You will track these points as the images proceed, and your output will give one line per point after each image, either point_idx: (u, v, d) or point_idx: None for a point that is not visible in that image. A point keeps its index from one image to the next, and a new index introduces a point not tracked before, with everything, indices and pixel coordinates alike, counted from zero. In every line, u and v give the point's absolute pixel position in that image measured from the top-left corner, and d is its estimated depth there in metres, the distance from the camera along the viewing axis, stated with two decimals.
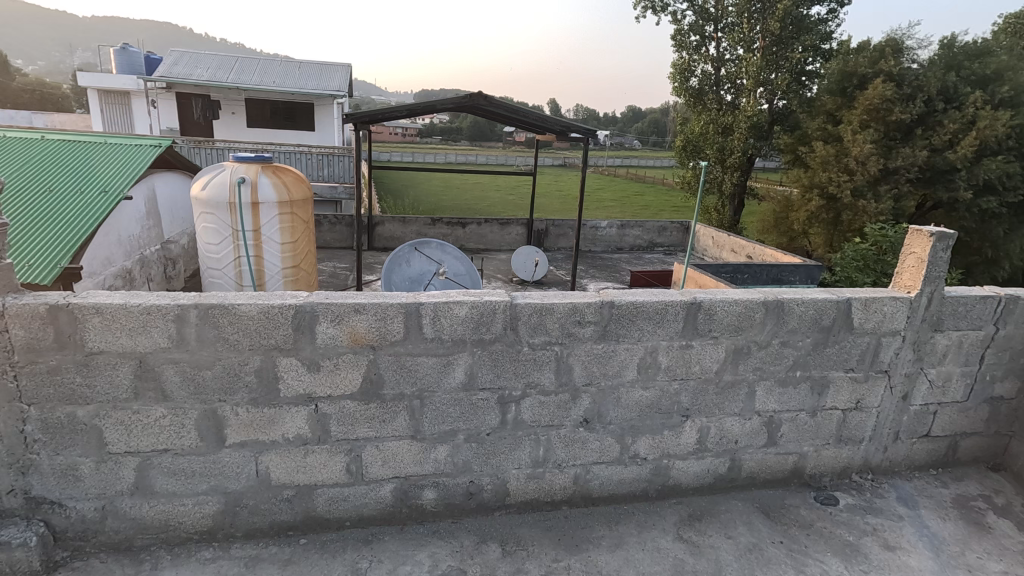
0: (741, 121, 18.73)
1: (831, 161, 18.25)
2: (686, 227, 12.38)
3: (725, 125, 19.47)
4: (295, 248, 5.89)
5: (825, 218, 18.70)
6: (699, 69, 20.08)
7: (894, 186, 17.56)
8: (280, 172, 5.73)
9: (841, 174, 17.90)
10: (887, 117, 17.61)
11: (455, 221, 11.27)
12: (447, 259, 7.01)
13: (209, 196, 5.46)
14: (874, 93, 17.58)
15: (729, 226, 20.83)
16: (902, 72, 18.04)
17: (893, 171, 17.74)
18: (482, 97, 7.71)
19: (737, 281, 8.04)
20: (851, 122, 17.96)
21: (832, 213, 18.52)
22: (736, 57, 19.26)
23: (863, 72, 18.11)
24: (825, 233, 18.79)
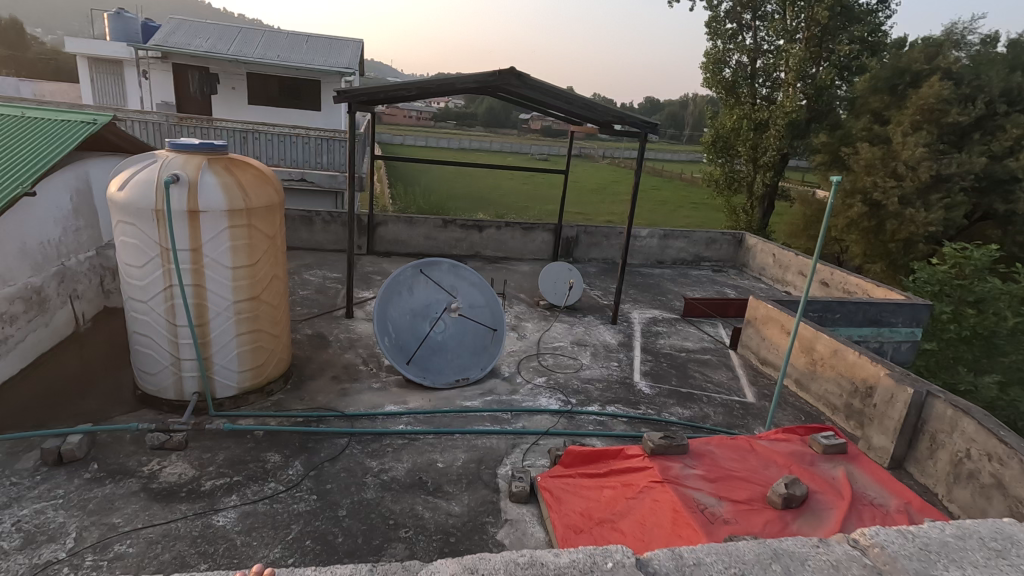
0: (778, 117, 16.61)
1: (877, 165, 16.26)
2: (738, 240, 10.55)
3: (759, 120, 17.34)
4: (254, 273, 4.23)
5: (866, 226, 16.70)
6: (733, 60, 18.00)
7: (947, 195, 15.62)
8: (235, 168, 4.14)
9: (886, 179, 15.98)
10: (942, 119, 15.66)
11: (471, 224, 9.56)
12: (462, 286, 5.40)
13: (125, 199, 3.83)
14: (927, 92, 15.65)
15: (758, 229, 18.92)
16: (960, 69, 16.11)
17: (946, 178, 15.74)
18: (515, 76, 5.94)
19: (825, 323, 6.39)
20: (901, 123, 16.07)
21: (875, 221, 16.54)
22: (777, 48, 17.34)
23: (918, 68, 16.39)
24: (864, 242, 16.86)
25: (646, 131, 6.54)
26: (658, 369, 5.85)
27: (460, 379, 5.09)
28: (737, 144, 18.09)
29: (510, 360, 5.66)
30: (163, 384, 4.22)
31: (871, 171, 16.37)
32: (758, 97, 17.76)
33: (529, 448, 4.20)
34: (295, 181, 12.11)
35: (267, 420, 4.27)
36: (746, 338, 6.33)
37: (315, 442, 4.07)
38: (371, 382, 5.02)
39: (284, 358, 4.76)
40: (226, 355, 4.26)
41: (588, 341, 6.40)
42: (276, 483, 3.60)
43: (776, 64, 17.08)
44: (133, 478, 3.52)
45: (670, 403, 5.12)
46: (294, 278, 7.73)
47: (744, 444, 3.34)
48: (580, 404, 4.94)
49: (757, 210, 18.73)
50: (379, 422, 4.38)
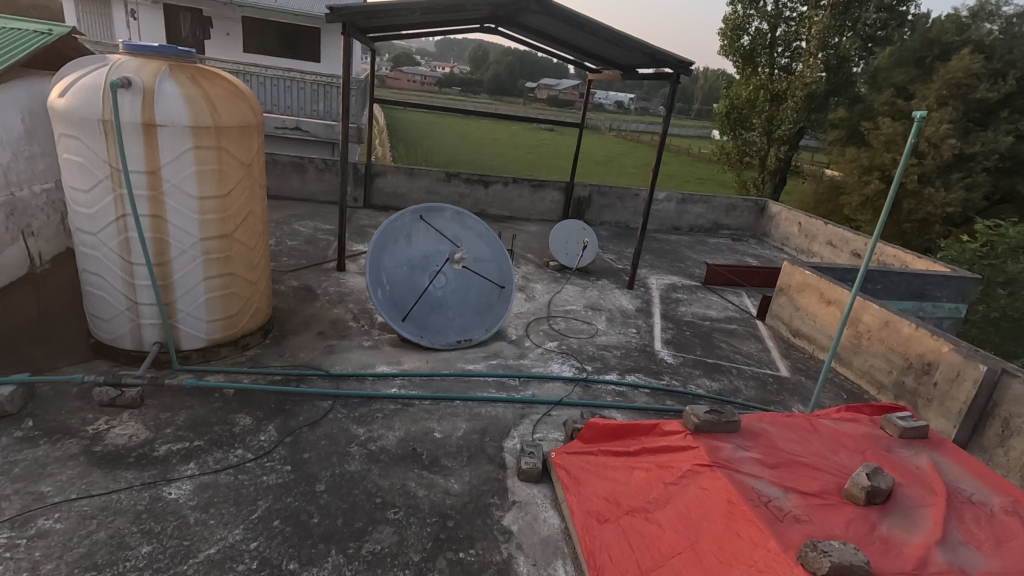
0: (796, 89, 15.64)
1: (897, 141, 15.57)
2: (760, 208, 9.88)
3: (776, 92, 16.39)
4: (226, 206, 3.60)
5: (882, 205, 15.96)
6: (752, 27, 16.84)
7: (970, 175, 14.76)
8: (202, 79, 3.47)
9: (908, 158, 15.29)
10: (970, 95, 14.78)
11: (476, 179, 8.88)
12: (466, 237, 4.81)
13: (67, 106, 3.18)
14: (958, 65, 14.84)
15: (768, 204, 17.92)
16: (992, 43, 15.25)
17: (969, 157, 14.90)
18: (535, 1, 5.18)
19: (864, 295, 5.80)
20: (927, 98, 15.23)
21: (892, 199, 15.81)
22: (799, 15, 16.18)
23: (949, 40, 15.74)
24: (878, 223, 16.05)
25: (679, 72, 5.79)
26: (680, 338, 5.28)
27: (461, 340, 4.52)
28: (752, 117, 17.07)
29: (518, 322, 5.09)
30: (119, 332, 3.64)
31: (892, 148, 15.71)
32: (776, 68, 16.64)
33: (540, 419, 3.65)
34: (288, 129, 11.23)
35: (240, 377, 3.71)
36: (776, 308, 5.75)
37: (293, 404, 3.52)
38: (362, 340, 4.45)
39: (262, 309, 4.18)
40: (193, 301, 3.67)
41: (602, 306, 5.82)
42: (244, 450, 3.05)
43: (797, 33, 16.02)
44: (73, 438, 2.97)
45: (697, 374, 4.56)
46: (283, 228, 7.11)
47: (803, 423, 2.78)
48: (596, 373, 4.38)
49: (768, 184, 17.65)
50: (368, 385, 3.82)
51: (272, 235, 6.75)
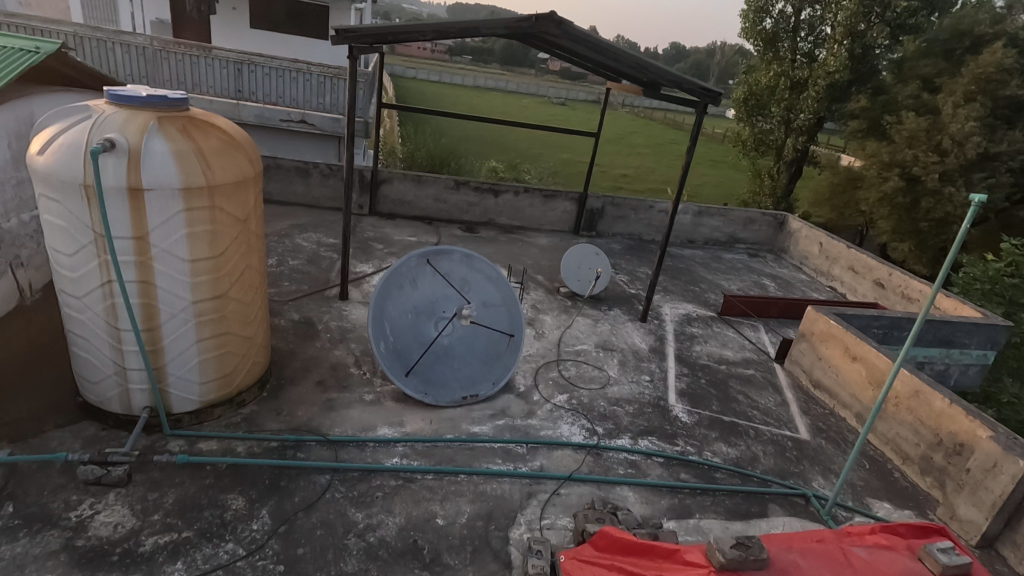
0: (818, 76, 15.02)
1: (920, 137, 14.08)
2: (780, 222, 9.51)
3: (797, 79, 15.76)
4: (219, 266, 3.37)
5: (899, 203, 14.62)
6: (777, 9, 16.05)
7: (992, 174, 13.79)
8: (195, 132, 3.20)
9: (929, 154, 13.85)
10: (998, 91, 13.46)
11: (485, 188, 8.56)
12: (476, 281, 4.53)
13: (47, 167, 2.92)
14: (988, 59, 13.40)
15: (782, 196, 17.29)
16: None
17: (993, 156, 13.83)
18: (553, 24, 4.83)
19: (888, 343, 5.54)
20: (953, 93, 13.79)
21: (910, 197, 14.52)
22: None
23: (981, 31, 14.22)
24: (893, 220, 14.83)
25: (705, 101, 5.48)
26: (695, 388, 5.05)
27: (467, 396, 4.32)
28: (771, 104, 16.51)
29: (526, 368, 4.87)
30: (107, 395, 3.45)
31: (912, 144, 14.20)
32: (799, 52, 15.93)
33: (547, 501, 3.47)
34: (293, 122, 10.98)
35: (233, 444, 3.52)
36: (796, 354, 5.49)
37: (289, 480, 3.33)
38: (363, 392, 4.25)
39: (259, 362, 3.98)
40: (184, 364, 3.47)
41: (614, 345, 5.58)
42: (234, 545, 2.88)
43: (824, 15, 15.25)
44: (54, 530, 2.81)
45: (712, 438, 4.35)
46: (286, 242, 6.87)
47: (836, 554, 2.57)
48: (607, 437, 4.17)
49: (784, 174, 17.09)
50: (368, 454, 3.63)
51: (274, 252, 6.51)
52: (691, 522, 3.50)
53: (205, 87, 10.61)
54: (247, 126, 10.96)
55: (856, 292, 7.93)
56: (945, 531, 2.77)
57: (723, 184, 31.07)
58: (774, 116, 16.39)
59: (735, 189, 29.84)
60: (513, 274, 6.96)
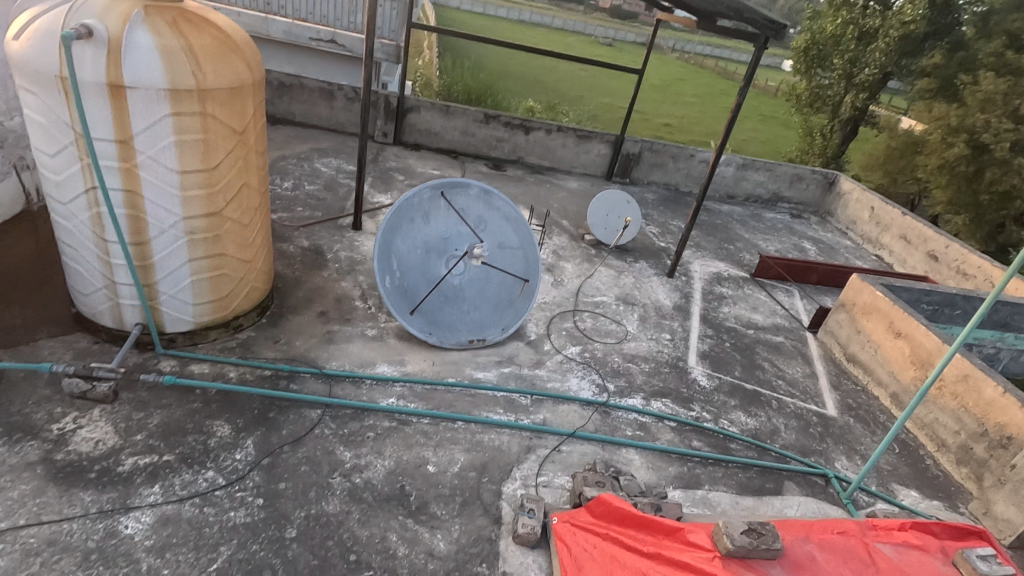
0: (891, 26, 13.71)
1: (996, 101, 12.67)
2: (831, 182, 8.80)
3: (866, 30, 14.34)
4: (212, 181, 3.12)
5: (962, 171, 13.36)
6: None
7: None
8: (186, 26, 2.87)
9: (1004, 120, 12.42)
10: None
11: (516, 123, 8.07)
12: (491, 220, 4.23)
13: (22, 54, 2.64)
14: None
15: (833, 156, 16.23)
16: None
17: None
18: None
19: (936, 321, 5.08)
20: None
21: (974, 166, 13.24)
22: None
23: None
24: (952, 191, 13.62)
25: (767, 35, 4.83)
26: (718, 351, 4.73)
27: (473, 340, 4.09)
28: (834, 54, 15.16)
29: (539, 317, 4.62)
30: (99, 308, 3.32)
31: (986, 108, 12.79)
32: None
33: (547, 457, 3.28)
34: (322, 41, 10.40)
35: (225, 370, 3.39)
36: (833, 325, 5.08)
37: (278, 412, 3.20)
38: (365, 327, 4.06)
39: (259, 287, 3.80)
40: (177, 283, 3.30)
41: (636, 299, 5.26)
42: (215, 473, 2.77)
43: None
44: (35, 441, 2.73)
45: (731, 406, 4.08)
46: (303, 166, 6.60)
47: (859, 550, 2.57)
48: (618, 395, 3.92)
49: (838, 134, 15.97)
50: (364, 391, 3.47)
51: (290, 175, 6.27)
52: (698, 493, 3.28)
53: None
54: (274, 42, 10.49)
55: (904, 263, 7.35)
56: (985, 535, 2.73)
57: (770, 140, 29.39)
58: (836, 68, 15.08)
59: (782, 147, 28.23)
60: (537, 216, 6.60)
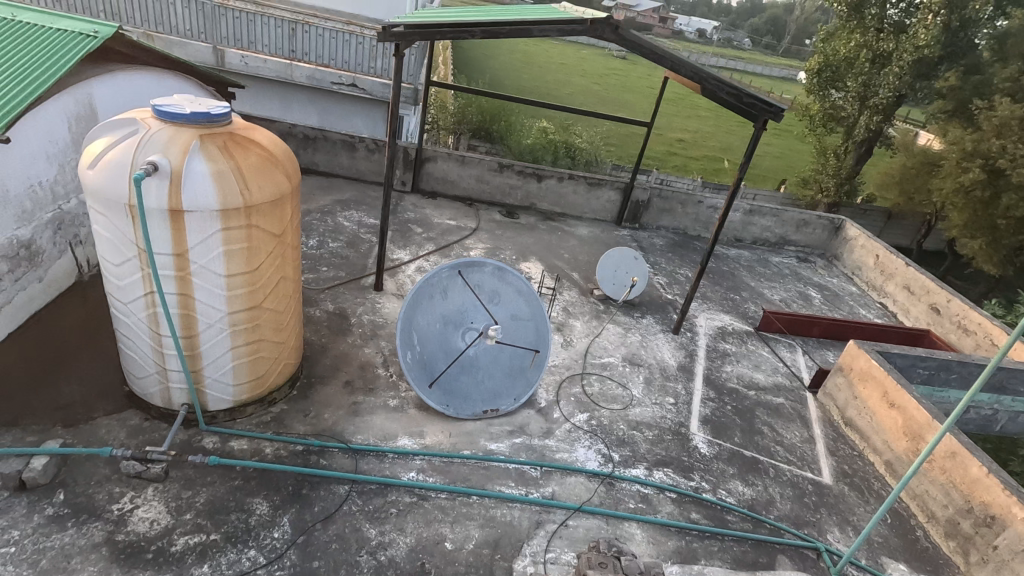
0: (905, 50, 13.72)
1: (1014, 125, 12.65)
2: (837, 227, 9.00)
3: (881, 53, 14.41)
4: (254, 280, 3.47)
5: (977, 196, 13.43)
6: None
7: None
8: (235, 149, 3.23)
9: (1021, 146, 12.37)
10: None
11: (529, 172, 8.40)
12: (505, 293, 4.51)
13: (95, 183, 3.02)
14: None
15: (847, 179, 16.36)
16: None
17: None
18: (612, 30, 4.59)
19: (931, 384, 5.28)
20: None
21: (990, 191, 13.30)
22: None
23: None
24: (969, 215, 13.67)
25: (765, 115, 5.06)
26: (720, 415, 4.97)
27: (487, 411, 4.38)
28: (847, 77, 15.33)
29: (549, 382, 4.90)
30: (150, 390, 3.69)
31: (1002, 134, 12.82)
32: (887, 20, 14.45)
33: (555, 532, 3.56)
34: (344, 85, 10.95)
35: (262, 446, 3.72)
36: (831, 388, 5.30)
37: (310, 488, 3.52)
38: (387, 397, 4.37)
39: (291, 363, 4.14)
40: (220, 369, 3.65)
41: (642, 360, 5.52)
42: (256, 552, 3.09)
43: None
44: (99, 522, 3.07)
45: (730, 475, 4.32)
46: (327, 221, 6.98)
47: None
48: (622, 465, 4.19)
49: (852, 155, 16.19)
50: (387, 466, 3.78)
51: (315, 232, 6.64)
52: (694, 567, 3.53)
53: (260, 46, 10.67)
54: (299, 86, 11.10)
55: (908, 314, 7.52)
56: None
57: (785, 156, 29.39)
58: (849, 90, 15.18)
59: (797, 163, 28.33)
60: (548, 271, 6.91)
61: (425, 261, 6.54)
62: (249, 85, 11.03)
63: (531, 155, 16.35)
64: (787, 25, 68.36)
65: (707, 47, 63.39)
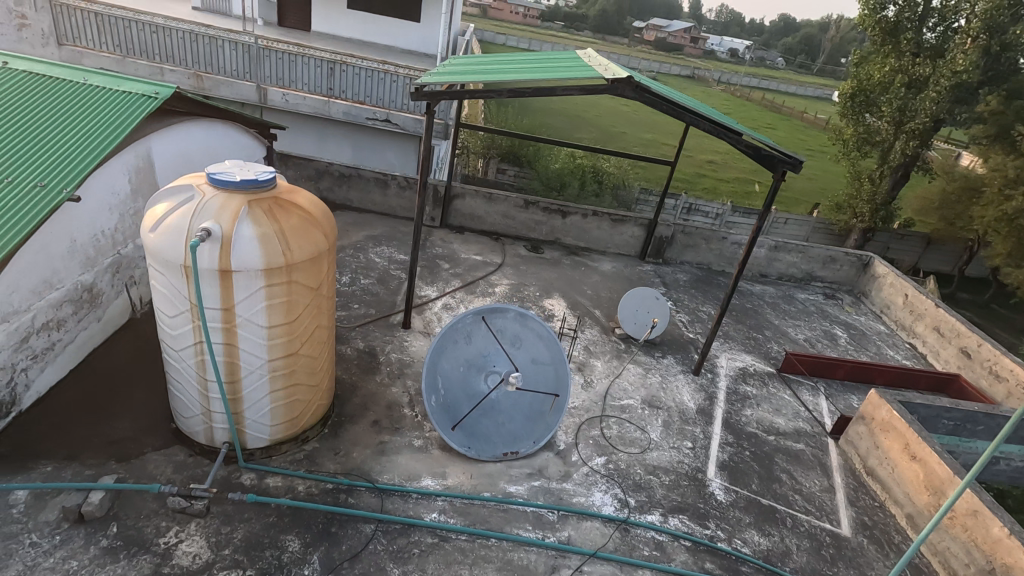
0: (942, 75, 13.40)
1: None
2: (864, 263, 8.94)
3: (916, 78, 14.14)
4: (292, 330, 3.75)
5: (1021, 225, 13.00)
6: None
7: None
8: (279, 212, 3.54)
9: None
10: None
11: (554, 208, 8.63)
12: (527, 339, 4.68)
13: (155, 246, 3.36)
14: None
15: (882, 205, 16.05)
16: None
17: None
18: (631, 89, 4.81)
19: (956, 434, 5.23)
20: None
21: None
22: None
23: None
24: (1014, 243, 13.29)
25: (783, 166, 5.23)
26: (738, 461, 5.02)
27: (507, 453, 4.54)
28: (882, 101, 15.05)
29: (568, 424, 5.04)
30: (195, 429, 3.99)
31: None
32: (923, 46, 14.22)
33: None
34: (378, 121, 11.49)
35: (295, 483, 3.97)
36: (853, 436, 5.30)
37: (339, 527, 3.74)
38: (412, 437, 4.58)
39: (323, 403, 4.40)
40: (259, 411, 3.93)
41: (661, 402, 5.61)
42: None
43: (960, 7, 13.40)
44: (147, 555, 3.34)
45: (746, 523, 4.37)
46: (359, 257, 7.32)
47: None
48: (638, 511, 4.29)
49: (887, 180, 15.93)
50: (411, 506, 3.98)
51: (348, 268, 6.98)
52: None
53: (300, 84, 11.21)
54: (336, 121, 11.64)
55: (938, 356, 7.40)
56: None
57: (819, 178, 28.95)
58: (884, 115, 14.88)
59: (831, 186, 27.88)
60: (571, 308, 7.07)
61: (452, 298, 6.79)
62: (290, 121, 11.62)
63: (558, 181, 16.20)
64: (822, 44, 67.60)
65: (738, 67, 63.16)
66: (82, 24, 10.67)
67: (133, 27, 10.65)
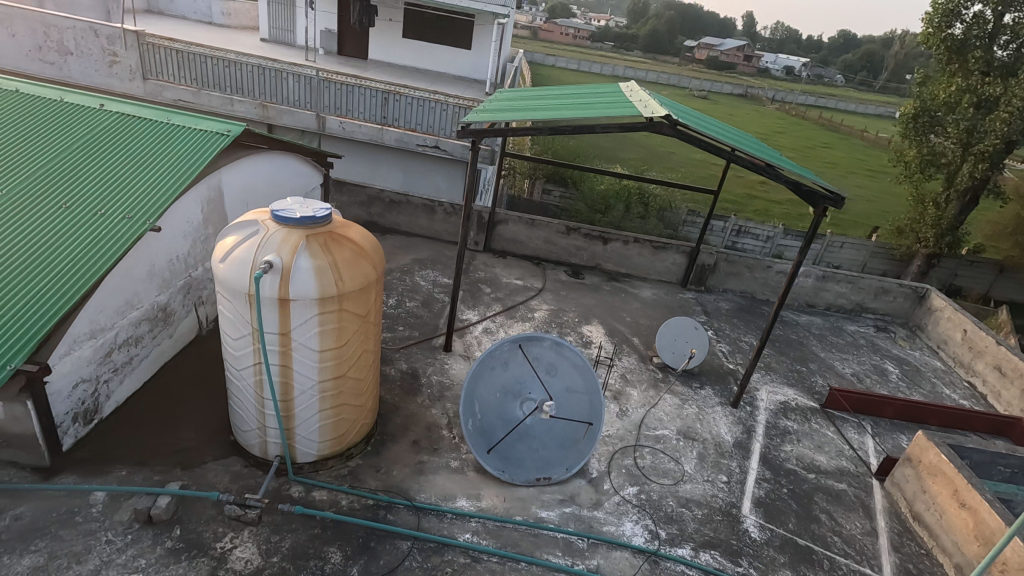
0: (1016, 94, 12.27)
1: None
2: (920, 295, 8.63)
3: (986, 97, 13.22)
4: (341, 354, 4.03)
5: None
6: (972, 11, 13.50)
7: None
8: (333, 246, 3.85)
9: None
10: None
11: (595, 234, 8.76)
12: (562, 368, 4.80)
13: (224, 275, 3.72)
14: None
15: (948, 230, 15.17)
16: None
17: None
18: (669, 127, 4.96)
19: (1012, 483, 5.00)
20: None
21: None
22: None
23: None
24: None
25: (825, 202, 5.21)
26: (774, 498, 4.95)
27: (540, 478, 4.67)
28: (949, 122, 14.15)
29: (601, 452, 5.12)
30: (251, 441, 4.32)
31: None
32: (994, 64, 13.31)
33: None
34: (428, 147, 12.01)
35: (338, 498, 4.22)
36: (899, 478, 5.14)
37: (377, 542, 3.95)
38: (449, 458, 4.78)
39: (367, 423, 4.66)
40: (309, 428, 4.22)
41: (697, 434, 5.60)
42: None
43: None
44: (205, 557, 3.65)
45: (779, 563, 4.32)
46: (406, 280, 7.66)
47: None
48: (669, 544, 4.32)
49: (955, 205, 15.04)
50: (445, 526, 4.16)
51: (394, 290, 7.32)
52: None
53: (356, 113, 11.84)
54: (389, 147, 12.20)
55: (999, 396, 7.04)
56: None
57: (879, 200, 27.78)
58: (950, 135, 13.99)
59: (893, 209, 26.70)
60: (609, 335, 7.16)
61: (492, 322, 7.01)
62: (345, 147, 12.28)
63: (603, 203, 16.13)
64: (884, 60, 65.14)
65: (794, 85, 61.61)
66: (164, 60, 11.68)
67: (208, 62, 11.58)
